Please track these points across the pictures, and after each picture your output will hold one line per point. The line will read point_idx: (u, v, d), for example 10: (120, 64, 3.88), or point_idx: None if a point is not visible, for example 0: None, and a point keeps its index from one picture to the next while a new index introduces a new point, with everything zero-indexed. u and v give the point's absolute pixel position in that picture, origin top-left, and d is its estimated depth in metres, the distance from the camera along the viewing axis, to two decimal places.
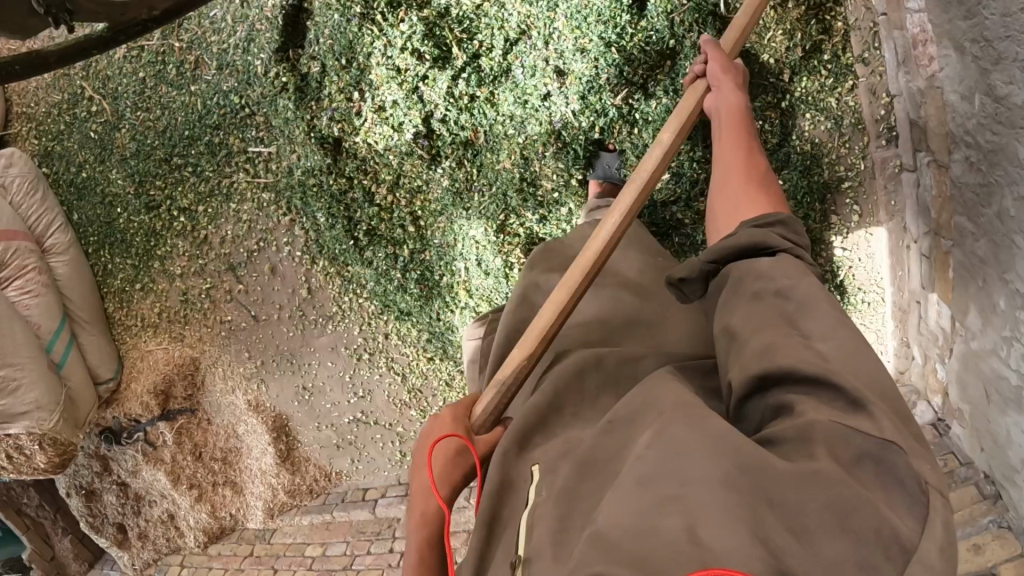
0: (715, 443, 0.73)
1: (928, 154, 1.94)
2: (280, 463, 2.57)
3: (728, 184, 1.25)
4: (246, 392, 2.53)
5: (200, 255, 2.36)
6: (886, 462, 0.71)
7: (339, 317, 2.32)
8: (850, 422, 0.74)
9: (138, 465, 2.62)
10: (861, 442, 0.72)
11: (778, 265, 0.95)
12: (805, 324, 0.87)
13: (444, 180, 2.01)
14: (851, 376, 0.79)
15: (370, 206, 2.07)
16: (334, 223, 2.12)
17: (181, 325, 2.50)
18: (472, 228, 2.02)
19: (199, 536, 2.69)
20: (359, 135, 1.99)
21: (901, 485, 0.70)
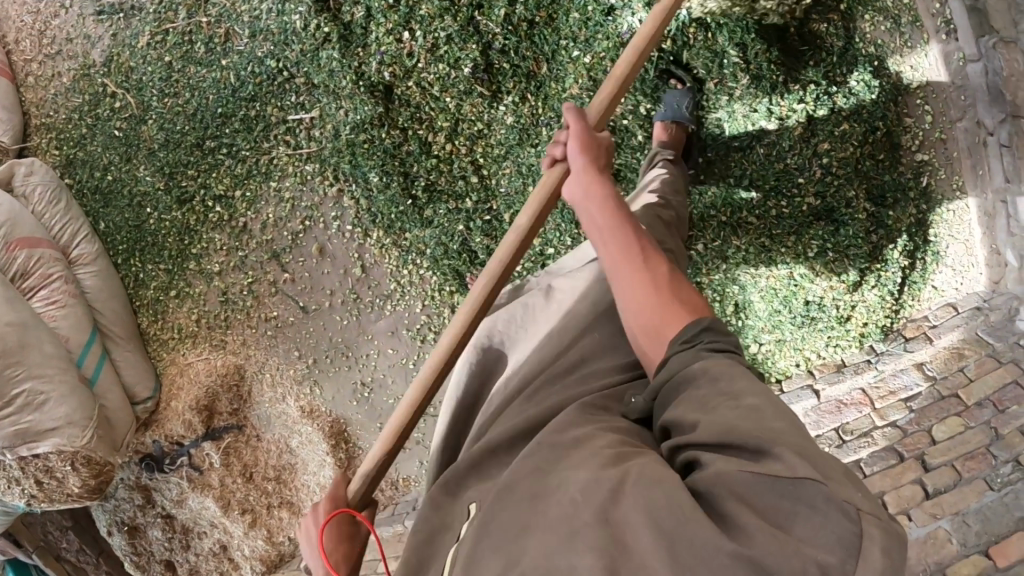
0: (655, 486, 0.69)
1: (993, 37, 1.91)
2: (341, 474, 2.30)
3: (621, 264, 0.98)
4: (297, 398, 2.32)
5: (238, 247, 2.20)
6: (804, 496, 0.62)
7: (398, 295, 2.14)
8: (756, 465, 0.65)
9: (184, 492, 2.38)
10: (767, 484, 0.64)
11: (708, 367, 0.78)
12: (735, 391, 0.74)
13: (508, 117, 1.88)
14: (768, 430, 0.67)
15: (431, 157, 1.95)
16: (389, 182, 1.98)
17: (222, 331, 2.31)
18: (543, 164, 1.88)
19: (256, 567, 2.41)
20: (411, 78, 1.89)
21: (823, 518, 0.60)
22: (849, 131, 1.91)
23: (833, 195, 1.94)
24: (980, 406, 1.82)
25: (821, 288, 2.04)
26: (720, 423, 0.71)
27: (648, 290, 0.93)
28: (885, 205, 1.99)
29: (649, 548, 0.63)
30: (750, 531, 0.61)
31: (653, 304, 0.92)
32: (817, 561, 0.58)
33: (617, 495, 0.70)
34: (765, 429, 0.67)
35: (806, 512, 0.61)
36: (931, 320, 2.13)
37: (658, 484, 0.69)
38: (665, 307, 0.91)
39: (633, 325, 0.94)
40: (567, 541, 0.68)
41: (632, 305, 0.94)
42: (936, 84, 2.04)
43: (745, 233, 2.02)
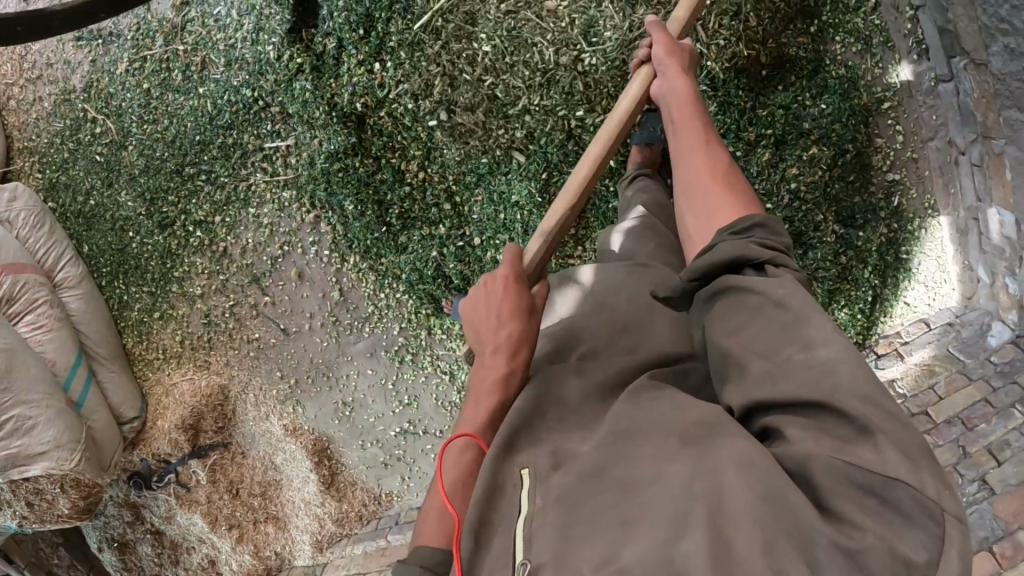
0: (748, 475, 0.73)
1: (964, 58, 1.90)
2: (325, 491, 2.38)
3: (693, 166, 1.21)
4: (281, 417, 2.36)
5: (219, 270, 2.23)
6: (893, 495, 0.67)
7: (376, 317, 2.17)
8: (847, 452, 0.71)
9: (172, 509, 2.45)
10: (856, 475, 0.69)
11: (769, 280, 0.91)
12: (805, 333, 0.83)
13: (479, 148, 1.90)
14: (857, 398, 0.74)
15: (401, 186, 1.97)
16: (364, 209, 2.00)
17: (205, 352, 2.35)
18: (515, 191, 1.91)
19: None
20: (383, 108, 1.89)
21: (908, 521, 0.65)
22: (817, 156, 1.92)
23: (801, 219, 1.95)
24: (949, 423, 1.91)
25: None
26: (798, 371, 0.80)
27: (711, 190, 1.15)
28: (857, 226, 2.00)
29: (750, 530, 0.68)
30: (845, 520, 0.67)
31: (712, 205, 1.12)
32: (904, 555, 0.64)
33: (711, 477, 0.76)
34: (859, 411, 0.73)
35: (892, 511, 0.67)
36: (903, 337, 2.17)
37: (753, 470, 0.73)
38: (721, 208, 1.11)
39: (688, 209, 1.17)
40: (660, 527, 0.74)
41: (699, 197, 1.16)
42: (907, 106, 2.05)
43: None
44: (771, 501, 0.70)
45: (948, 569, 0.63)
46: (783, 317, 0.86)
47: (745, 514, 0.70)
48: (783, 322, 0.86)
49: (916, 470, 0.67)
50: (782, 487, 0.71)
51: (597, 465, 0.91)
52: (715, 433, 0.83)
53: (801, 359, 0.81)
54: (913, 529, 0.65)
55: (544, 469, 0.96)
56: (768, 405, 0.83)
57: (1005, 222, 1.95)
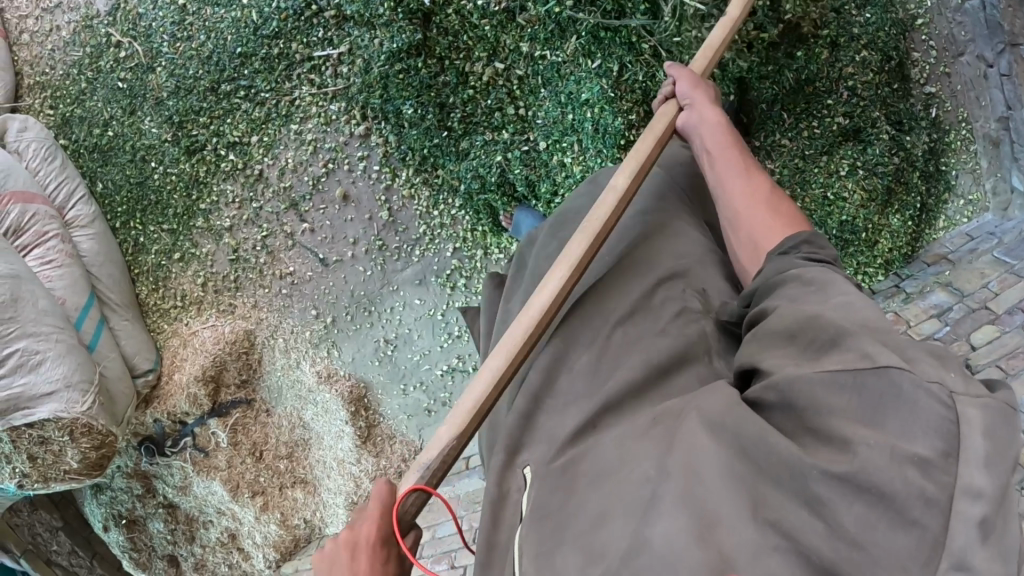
0: (730, 433, 0.75)
1: None
2: (361, 446, 2.16)
3: (731, 190, 1.19)
4: (314, 363, 2.18)
5: (252, 196, 2.10)
6: (885, 388, 0.67)
7: (428, 238, 2.05)
8: (830, 367, 0.72)
9: (187, 478, 2.23)
10: (840, 380, 0.71)
11: (816, 270, 0.89)
12: (824, 287, 0.85)
13: (541, 51, 1.83)
14: (849, 325, 0.75)
15: (462, 89, 1.90)
16: (425, 113, 1.92)
17: (230, 295, 2.18)
18: (584, 90, 1.82)
19: (269, 554, 2.24)
20: (451, 5, 1.85)
21: (913, 406, 0.64)
22: (867, 58, 1.94)
23: (861, 115, 1.96)
24: (1010, 312, 1.77)
25: (853, 207, 1.97)
26: (797, 315, 0.82)
27: (754, 216, 1.12)
28: (904, 131, 2.05)
29: (720, 496, 0.69)
30: (835, 444, 0.68)
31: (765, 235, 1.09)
32: (916, 455, 0.62)
33: (678, 452, 0.77)
34: (837, 329, 0.75)
35: (892, 400, 0.66)
36: (948, 248, 2.08)
37: (722, 426, 0.76)
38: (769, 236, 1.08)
39: (732, 232, 1.16)
40: (637, 513, 0.76)
41: (743, 228, 1.13)
42: (939, 22, 2.10)
43: (777, 156, 2.00)
44: (751, 457, 0.72)
45: (970, 450, 0.60)
46: (810, 285, 0.87)
47: (721, 475, 0.71)
48: (807, 288, 0.87)
49: (910, 363, 0.66)
50: (757, 434, 0.73)
51: (581, 457, 0.91)
52: (687, 407, 0.85)
53: (816, 303, 0.83)
54: (919, 423, 0.63)
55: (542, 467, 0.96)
56: (767, 343, 0.85)
57: None
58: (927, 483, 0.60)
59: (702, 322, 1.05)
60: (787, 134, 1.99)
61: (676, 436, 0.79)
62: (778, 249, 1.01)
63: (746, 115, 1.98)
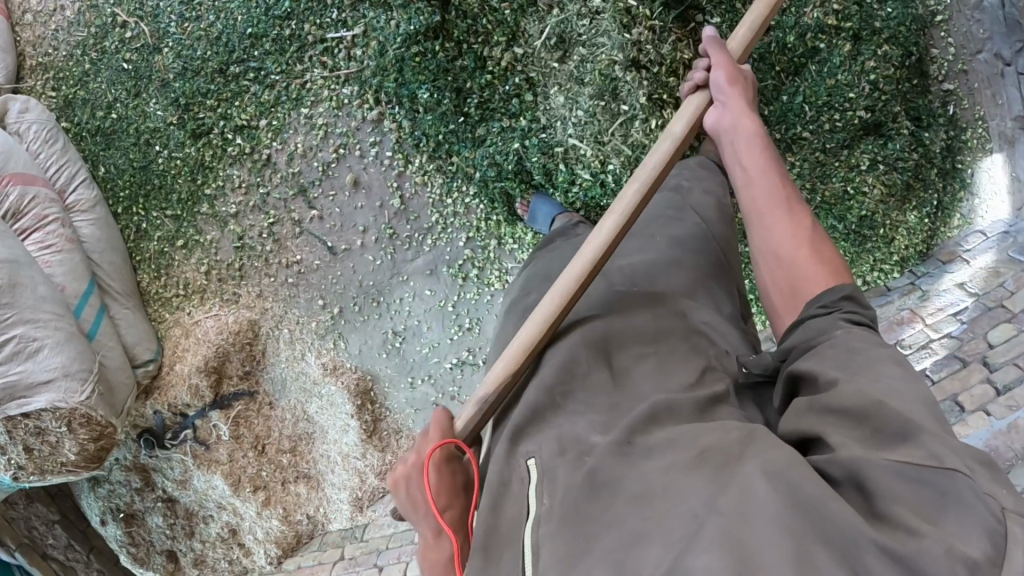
0: (792, 480, 0.69)
1: None
2: (367, 440, 2.13)
3: (771, 223, 1.18)
4: (320, 355, 2.13)
5: (259, 182, 2.05)
6: (948, 488, 0.64)
7: (439, 227, 2.02)
8: (899, 456, 0.69)
9: (187, 471, 2.18)
10: (905, 468, 0.68)
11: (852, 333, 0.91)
12: (866, 364, 0.84)
13: (559, 32, 1.78)
14: (912, 415, 0.72)
15: (479, 74, 1.85)
16: (441, 98, 1.88)
17: (235, 283, 2.12)
18: (600, 73, 1.75)
19: (270, 551, 2.23)
20: None
21: (971, 510, 0.61)
22: (888, 53, 1.90)
23: (881, 109, 1.92)
24: None
25: (871, 202, 1.98)
26: (851, 391, 0.79)
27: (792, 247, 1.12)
28: (923, 127, 1.98)
29: (774, 536, 0.63)
30: (892, 524, 0.64)
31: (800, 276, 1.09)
32: (968, 557, 0.58)
33: (733, 491, 0.71)
34: (899, 416, 0.72)
35: (952, 503, 0.63)
36: (962, 246, 2.02)
37: (783, 472, 0.70)
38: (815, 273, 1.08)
39: (771, 265, 1.15)
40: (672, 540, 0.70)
41: (780, 251, 1.15)
42: (957, 21, 1.99)
43: (797, 149, 1.98)
44: (808, 508, 0.66)
45: (1015, 566, 0.58)
46: (842, 358, 0.87)
47: (777, 519, 0.65)
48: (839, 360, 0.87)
49: (974, 471, 0.64)
50: (821, 490, 0.67)
51: (610, 477, 0.85)
52: (749, 447, 0.79)
53: (862, 381, 0.80)
54: (972, 528, 0.60)
55: (550, 459, 0.92)
56: (817, 412, 0.82)
57: None
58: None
59: (725, 382, 1.06)
60: (807, 133, 1.96)
61: (733, 476, 0.73)
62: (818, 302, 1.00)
63: (763, 107, 1.94)
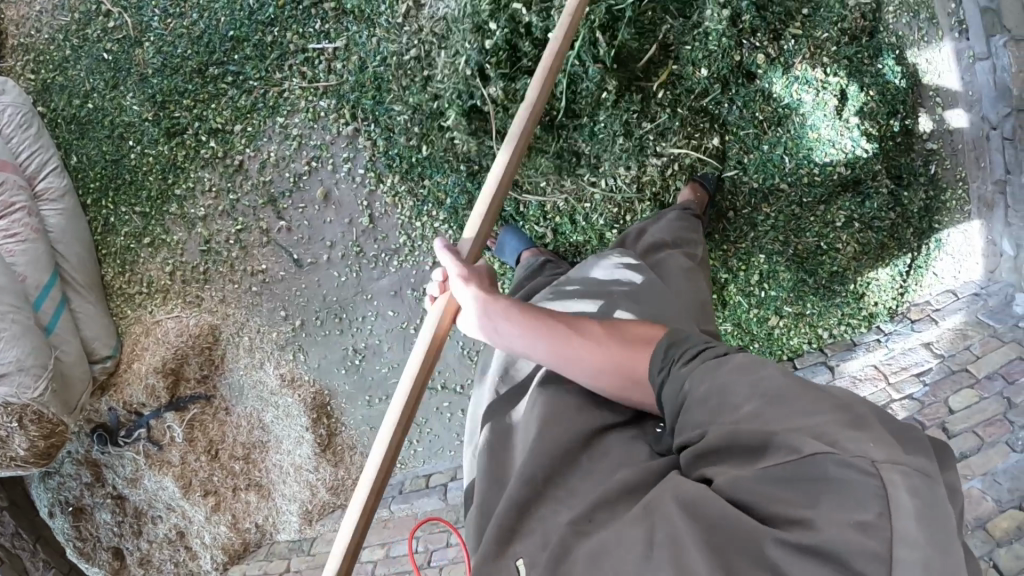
0: (704, 512, 0.78)
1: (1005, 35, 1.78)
2: (321, 454, 2.13)
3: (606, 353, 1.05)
4: (278, 365, 2.12)
5: (229, 186, 2.02)
6: (821, 470, 0.70)
7: (407, 249, 1.99)
8: (771, 464, 0.75)
9: (139, 470, 2.15)
10: (781, 472, 0.74)
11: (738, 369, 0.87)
12: (727, 394, 0.85)
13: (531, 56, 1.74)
14: (768, 425, 0.77)
15: (467, 94, 1.76)
16: (409, 125, 1.88)
17: (199, 286, 2.09)
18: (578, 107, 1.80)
19: (217, 556, 2.17)
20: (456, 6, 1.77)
21: (847, 484, 0.67)
22: (875, 111, 1.85)
23: (862, 167, 1.88)
24: (990, 377, 1.73)
25: (843, 257, 1.95)
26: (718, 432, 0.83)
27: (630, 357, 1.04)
28: (903, 185, 1.95)
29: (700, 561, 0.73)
30: (794, 521, 0.70)
31: (618, 359, 1.03)
32: (858, 520, 0.64)
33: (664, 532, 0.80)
34: (761, 432, 0.77)
35: (833, 483, 0.68)
36: (932, 304, 1.99)
37: (696, 505, 0.79)
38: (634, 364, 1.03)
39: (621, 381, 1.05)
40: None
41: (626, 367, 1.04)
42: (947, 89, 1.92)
43: (774, 200, 1.93)
44: (719, 534, 0.75)
45: (901, 510, 0.62)
46: (709, 402, 0.87)
47: (696, 548, 0.75)
48: (708, 406, 0.87)
49: (836, 442, 0.70)
50: (727, 513, 0.76)
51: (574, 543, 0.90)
52: (666, 487, 0.88)
53: (727, 418, 0.83)
54: (856, 495, 0.66)
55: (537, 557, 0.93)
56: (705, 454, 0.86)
57: None
58: (868, 541, 0.62)
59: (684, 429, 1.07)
60: (781, 184, 1.91)
61: (658, 517, 0.83)
62: (657, 369, 1.00)
63: (743, 155, 1.90)
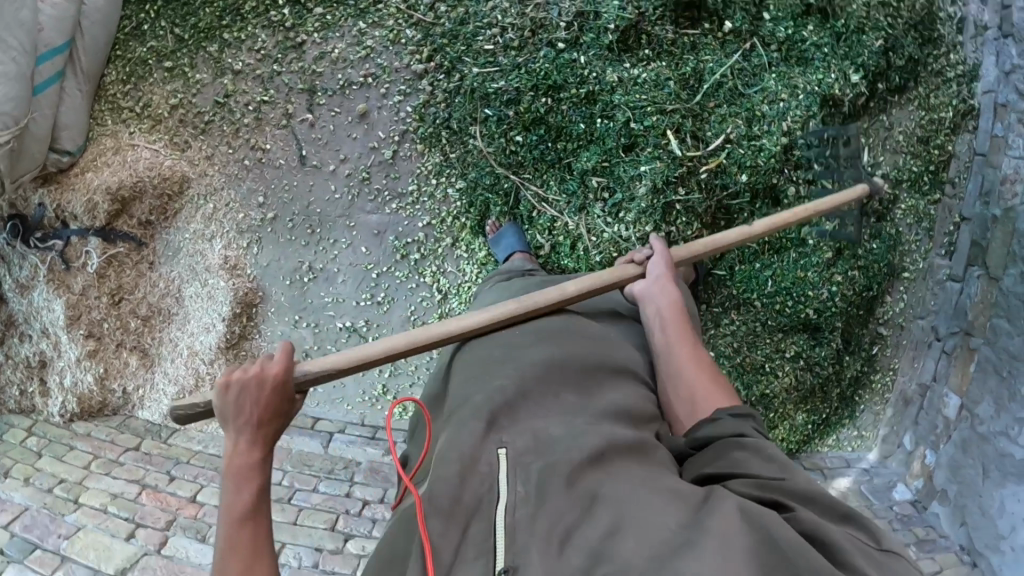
0: (771, 527, 0.83)
1: (982, 269, 1.88)
2: (223, 349, 2.02)
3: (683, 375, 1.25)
4: (227, 247, 2.04)
5: (276, 58, 1.96)
6: (888, 562, 0.82)
7: (412, 199, 1.98)
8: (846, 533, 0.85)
9: (35, 280, 1.96)
10: (859, 545, 0.83)
11: (727, 424, 1.09)
12: (792, 472, 0.97)
13: (609, 74, 1.80)
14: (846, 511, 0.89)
15: (542, 99, 1.82)
16: (461, 90, 1.87)
17: (192, 133, 2.01)
18: (610, 140, 1.81)
19: (68, 405, 1.99)
20: (582, 25, 1.82)
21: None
22: (854, 277, 1.97)
23: (826, 317, 1.97)
24: None
25: (778, 385, 2.01)
26: (791, 485, 0.93)
27: (697, 395, 1.20)
28: (848, 350, 2.06)
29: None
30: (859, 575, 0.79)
31: (704, 398, 1.20)
32: None
33: (720, 526, 0.83)
34: (843, 506, 0.90)
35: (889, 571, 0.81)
36: (826, 463, 2.11)
37: (760, 522, 0.84)
38: (711, 398, 1.19)
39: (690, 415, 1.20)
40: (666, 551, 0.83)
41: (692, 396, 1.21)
42: (914, 293, 2.05)
43: (743, 310, 2.00)
44: (778, 553, 0.80)
45: None
46: (775, 461, 0.99)
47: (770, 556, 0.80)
48: (779, 464, 0.98)
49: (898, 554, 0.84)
50: (798, 544, 0.81)
51: (572, 471, 0.98)
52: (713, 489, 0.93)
53: (797, 480, 0.94)
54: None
55: (522, 457, 1.03)
56: (767, 494, 0.92)
57: (950, 404, 1.96)
58: None
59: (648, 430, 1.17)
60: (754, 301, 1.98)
61: (713, 514, 0.86)
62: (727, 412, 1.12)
63: (737, 263, 1.97)
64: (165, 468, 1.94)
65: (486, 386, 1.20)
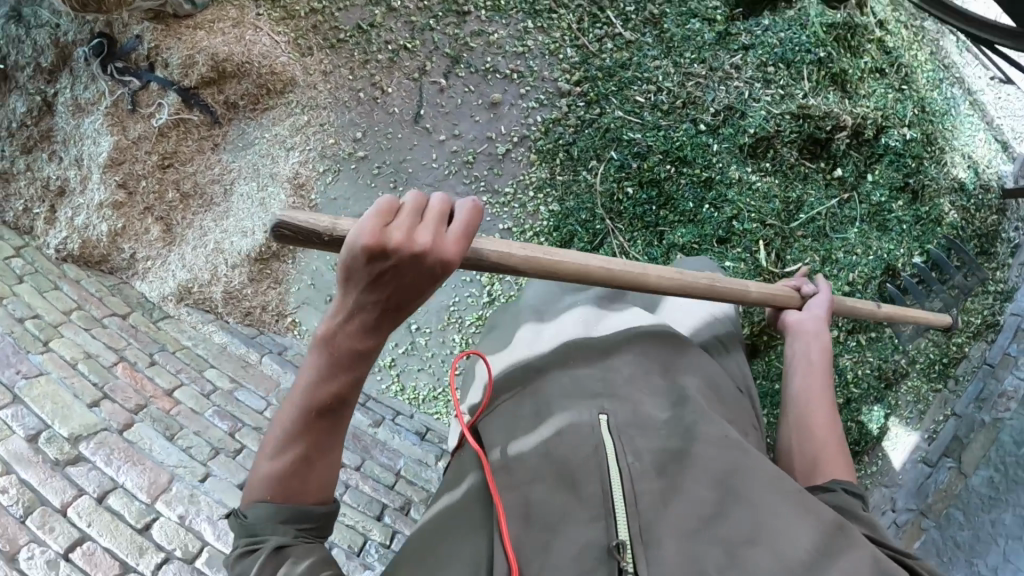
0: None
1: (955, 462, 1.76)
2: (252, 260, 1.96)
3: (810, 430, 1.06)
4: (301, 163, 1.98)
5: (435, 14, 2.00)
6: None
7: (507, 199, 1.99)
8: None
9: (93, 105, 1.85)
10: None
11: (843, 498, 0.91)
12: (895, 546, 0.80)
13: (731, 170, 1.87)
14: None
15: (665, 167, 1.90)
16: (595, 129, 1.94)
17: (319, 43, 1.99)
18: (709, 227, 1.88)
19: (69, 243, 1.83)
20: (725, 121, 1.88)
21: None
22: (850, 429, 1.95)
23: None
24: None
25: None
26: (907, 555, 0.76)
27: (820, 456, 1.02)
28: None
29: None
30: None
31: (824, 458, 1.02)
32: None
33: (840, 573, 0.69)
34: None
35: None
36: None
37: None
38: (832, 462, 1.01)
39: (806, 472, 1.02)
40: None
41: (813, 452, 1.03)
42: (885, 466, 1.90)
43: None
44: None
45: None
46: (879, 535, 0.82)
47: None
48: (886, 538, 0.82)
49: None
50: None
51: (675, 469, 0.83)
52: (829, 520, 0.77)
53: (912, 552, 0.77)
54: None
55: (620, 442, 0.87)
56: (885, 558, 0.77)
57: None
58: None
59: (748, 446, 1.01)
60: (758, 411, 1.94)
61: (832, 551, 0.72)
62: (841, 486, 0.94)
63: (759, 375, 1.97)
64: (148, 350, 1.75)
65: (582, 364, 1.03)
